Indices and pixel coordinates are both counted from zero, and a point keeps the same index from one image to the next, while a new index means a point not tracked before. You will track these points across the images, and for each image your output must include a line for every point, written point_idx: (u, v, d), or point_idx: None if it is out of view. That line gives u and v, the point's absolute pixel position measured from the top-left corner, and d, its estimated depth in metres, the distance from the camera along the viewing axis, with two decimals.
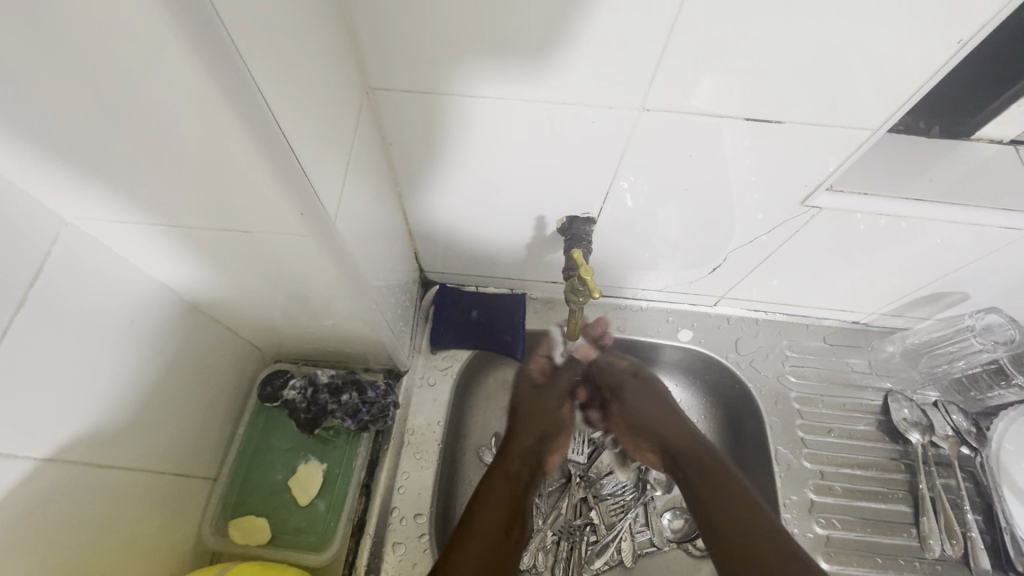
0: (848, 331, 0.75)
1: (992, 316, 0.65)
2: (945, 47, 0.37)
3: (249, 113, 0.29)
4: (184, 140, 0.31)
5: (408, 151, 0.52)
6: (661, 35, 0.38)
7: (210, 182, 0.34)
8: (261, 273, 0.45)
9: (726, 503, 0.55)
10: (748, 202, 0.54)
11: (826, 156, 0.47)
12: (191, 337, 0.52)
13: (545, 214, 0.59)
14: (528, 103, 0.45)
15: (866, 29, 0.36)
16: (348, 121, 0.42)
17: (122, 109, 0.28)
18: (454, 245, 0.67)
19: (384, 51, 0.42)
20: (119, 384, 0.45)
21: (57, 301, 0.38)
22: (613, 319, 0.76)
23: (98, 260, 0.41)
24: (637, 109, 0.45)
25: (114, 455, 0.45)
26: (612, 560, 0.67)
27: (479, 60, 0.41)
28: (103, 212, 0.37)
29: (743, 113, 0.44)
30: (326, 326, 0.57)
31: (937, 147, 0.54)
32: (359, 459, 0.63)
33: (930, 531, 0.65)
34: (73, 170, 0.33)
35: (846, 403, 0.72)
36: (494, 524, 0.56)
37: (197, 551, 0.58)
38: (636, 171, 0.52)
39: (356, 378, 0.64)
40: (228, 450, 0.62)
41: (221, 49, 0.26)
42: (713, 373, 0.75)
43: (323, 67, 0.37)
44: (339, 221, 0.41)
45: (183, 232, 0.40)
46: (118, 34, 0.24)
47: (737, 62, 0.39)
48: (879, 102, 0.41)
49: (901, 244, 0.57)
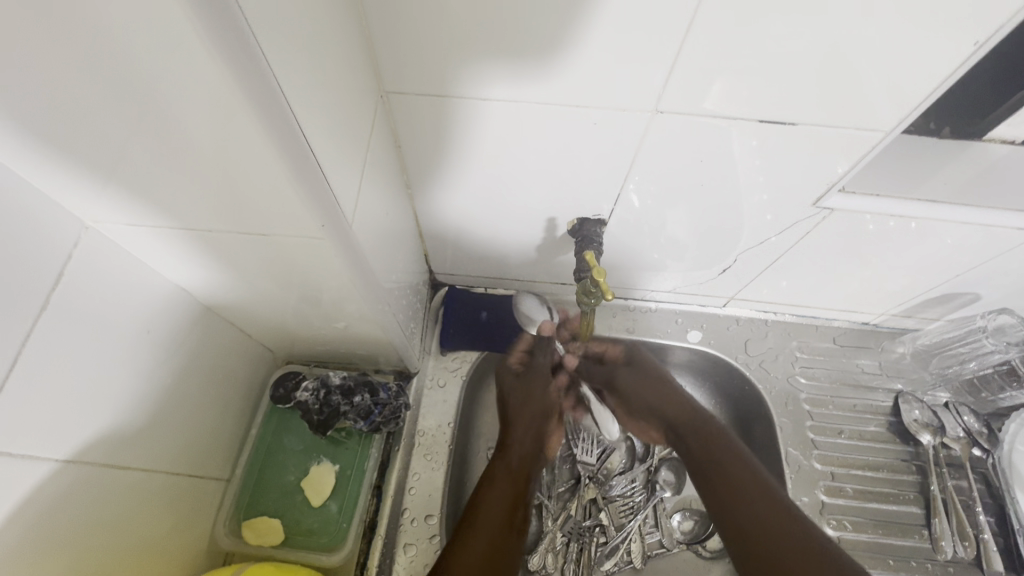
0: (858, 332, 0.75)
1: (1004, 317, 0.65)
2: (961, 48, 0.37)
3: (270, 115, 0.29)
4: (205, 143, 0.31)
5: (419, 152, 0.52)
6: (675, 38, 0.38)
7: (230, 186, 0.34)
8: (276, 275, 0.46)
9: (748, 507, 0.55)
10: (758, 202, 0.54)
11: (837, 157, 0.47)
12: (205, 339, 0.53)
13: (555, 215, 0.59)
14: (541, 105, 0.45)
15: (882, 30, 0.36)
16: (362, 124, 0.42)
17: (145, 111, 0.29)
18: (464, 247, 0.67)
19: (398, 54, 0.42)
20: (135, 386, 0.45)
21: (78, 304, 0.39)
22: (622, 320, 0.76)
23: (117, 263, 0.42)
24: (650, 111, 0.45)
25: (131, 456, 0.46)
26: (622, 561, 0.67)
27: (493, 63, 0.42)
28: (123, 216, 0.38)
29: (755, 114, 0.44)
30: (339, 327, 0.57)
31: (949, 148, 0.54)
32: (371, 461, 0.63)
33: (942, 532, 0.64)
34: (96, 173, 0.33)
35: (857, 404, 0.72)
36: (496, 519, 0.58)
37: (211, 552, 0.58)
38: (645, 173, 0.52)
39: (368, 380, 0.64)
40: (241, 452, 0.62)
41: (244, 50, 0.26)
42: (722, 374, 0.75)
43: (339, 69, 0.37)
44: (354, 224, 0.42)
45: (201, 235, 0.40)
46: (145, 38, 0.25)
47: (751, 63, 0.39)
48: (893, 103, 0.41)
49: (912, 245, 0.57)
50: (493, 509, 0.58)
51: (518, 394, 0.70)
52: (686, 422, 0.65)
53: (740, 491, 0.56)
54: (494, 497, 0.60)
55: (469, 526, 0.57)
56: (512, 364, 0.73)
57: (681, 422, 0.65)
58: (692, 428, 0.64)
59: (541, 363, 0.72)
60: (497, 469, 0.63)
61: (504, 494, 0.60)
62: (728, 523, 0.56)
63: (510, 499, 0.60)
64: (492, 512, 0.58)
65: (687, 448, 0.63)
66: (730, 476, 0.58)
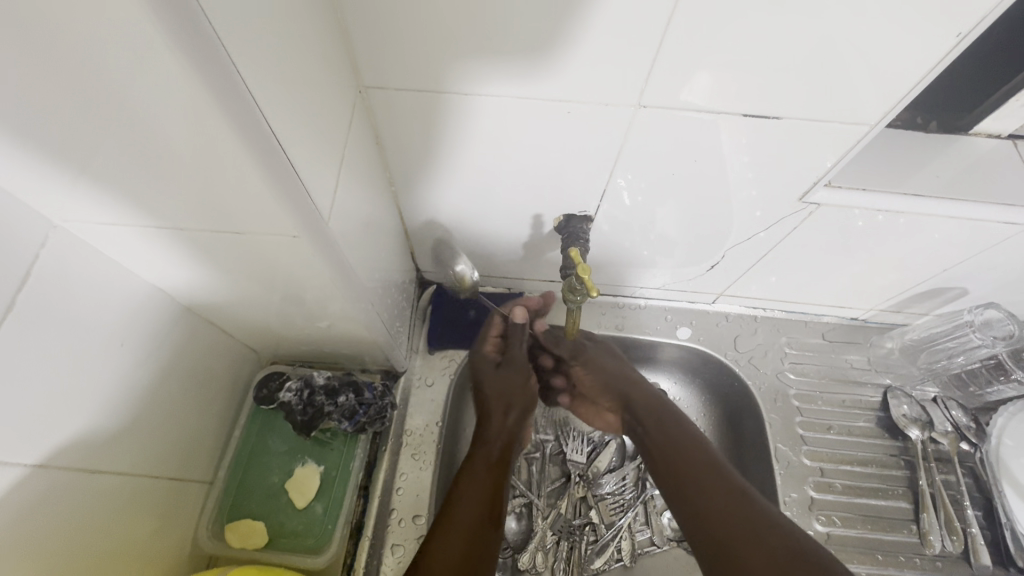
0: (846, 327, 0.75)
1: (991, 312, 0.64)
2: (944, 39, 0.36)
3: (237, 113, 0.29)
4: (173, 142, 0.30)
5: (401, 149, 0.52)
6: (657, 32, 0.38)
7: (202, 184, 0.33)
8: (255, 275, 0.45)
9: (713, 503, 0.50)
10: (746, 198, 0.53)
11: (824, 151, 0.47)
12: (185, 340, 0.52)
13: (542, 212, 0.59)
14: (522, 100, 0.45)
15: (863, 23, 0.36)
16: (340, 121, 0.41)
17: (109, 114, 0.28)
18: (451, 244, 0.67)
19: (376, 49, 0.41)
20: (110, 390, 0.44)
21: (47, 307, 0.38)
22: (611, 317, 0.76)
23: (87, 265, 0.41)
24: (634, 106, 0.44)
25: (106, 460, 0.44)
26: (612, 559, 0.66)
27: (475, 58, 0.41)
28: (95, 215, 0.37)
29: (740, 109, 0.44)
30: (322, 326, 0.56)
31: (936, 142, 0.54)
32: (356, 462, 0.63)
33: (929, 527, 0.65)
34: (62, 174, 0.32)
35: (846, 400, 0.72)
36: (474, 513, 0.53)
37: (195, 555, 0.57)
38: (632, 168, 0.51)
39: (353, 380, 0.63)
40: (225, 455, 0.62)
41: (208, 49, 0.25)
42: (712, 370, 0.75)
43: (313, 64, 0.36)
44: (332, 222, 0.41)
45: (175, 234, 0.39)
46: (102, 35, 0.24)
47: (733, 59, 0.39)
48: (875, 97, 0.41)
49: (900, 240, 0.56)
50: (473, 505, 0.54)
51: (496, 383, 0.66)
52: (653, 418, 0.61)
53: (698, 478, 0.52)
54: (471, 488, 0.55)
55: (446, 522, 0.52)
56: (488, 353, 0.69)
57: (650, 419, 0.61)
58: (660, 425, 0.60)
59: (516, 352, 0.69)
60: (476, 461, 0.59)
61: (483, 486, 0.56)
62: (690, 515, 0.51)
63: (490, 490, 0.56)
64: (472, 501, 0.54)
65: (642, 430, 0.61)
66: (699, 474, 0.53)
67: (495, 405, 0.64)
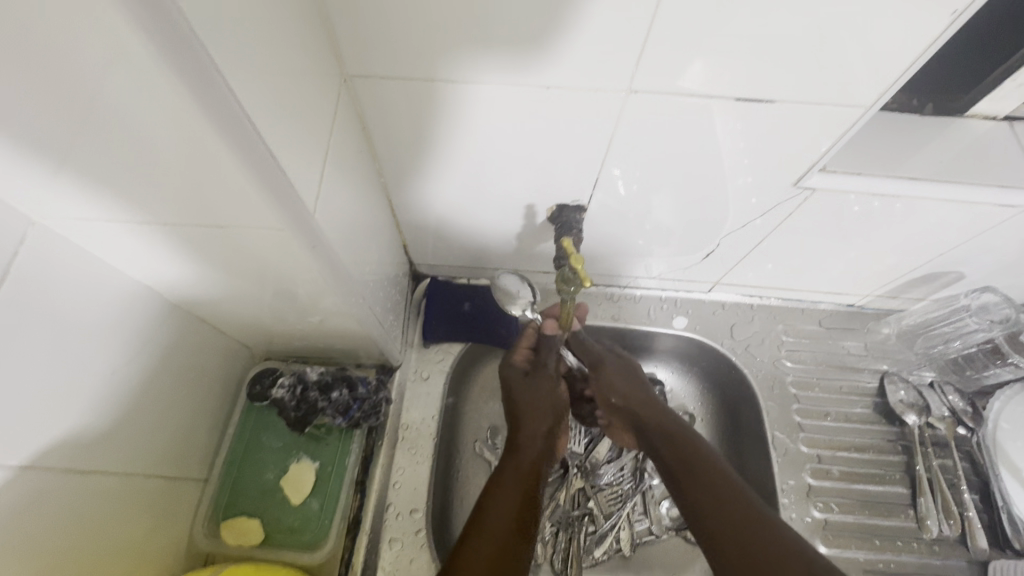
0: (843, 314, 0.75)
1: (988, 295, 0.65)
2: (938, 19, 0.36)
3: (213, 107, 0.28)
4: (153, 139, 0.29)
5: (390, 140, 0.51)
6: (646, 13, 0.37)
7: (188, 179, 0.33)
8: (244, 272, 0.44)
9: (723, 499, 0.51)
10: (741, 183, 0.53)
11: (817, 135, 0.46)
12: (175, 337, 0.51)
13: (534, 202, 0.58)
14: (511, 89, 0.44)
15: (860, 5, 0.35)
16: (324, 112, 0.40)
17: (82, 111, 0.27)
18: (444, 236, 0.66)
19: (360, 38, 0.40)
20: (96, 390, 0.43)
21: (27, 307, 0.37)
22: (607, 308, 0.75)
23: (69, 264, 0.40)
24: (624, 92, 0.43)
25: (96, 461, 0.44)
26: (611, 549, 0.66)
27: (462, 46, 0.40)
28: (77, 212, 0.36)
29: (733, 93, 0.43)
30: (313, 322, 0.56)
31: (931, 124, 0.53)
32: (351, 456, 0.63)
33: (927, 511, 0.65)
34: (37, 171, 0.31)
35: (842, 386, 0.72)
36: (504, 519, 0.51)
37: (190, 553, 0.57)
38: (626, 156, 0.50)
39: (346, 375, 0.63)
40: (218, 452, 0.61)
41: (182, 43, 0.25)
42: (708, 359, 0.75)
43: (295, 52, 0.35)
44: (319, 215, 0.40)
45: (161, 230, 0.39)
46: (70, 29, 0.23)
47: (729, 42, 0.38)
48: (869, 81, 0.41)
49: (896, 224, 0.56)
50: (499, 513, 0.51)
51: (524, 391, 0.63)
52: (671, 449, 0.57)
53: (703, 472, 0.53)
54: (500, 499, 0.52)
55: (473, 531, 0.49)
56: (517, 363, 0.65)
57: (704, 497, 0.51)
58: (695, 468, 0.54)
59: (547, 362, 0.65)
60: (506, 472, 0.56)
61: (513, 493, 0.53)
62: (703, 525, 0.50)
63: (520, 502, 0.53)
64: (501, 510, 0.51)
65: (650, 431, 0.60)
66: (694, 466, 0.54)
67: (527, 412, 0.62)
